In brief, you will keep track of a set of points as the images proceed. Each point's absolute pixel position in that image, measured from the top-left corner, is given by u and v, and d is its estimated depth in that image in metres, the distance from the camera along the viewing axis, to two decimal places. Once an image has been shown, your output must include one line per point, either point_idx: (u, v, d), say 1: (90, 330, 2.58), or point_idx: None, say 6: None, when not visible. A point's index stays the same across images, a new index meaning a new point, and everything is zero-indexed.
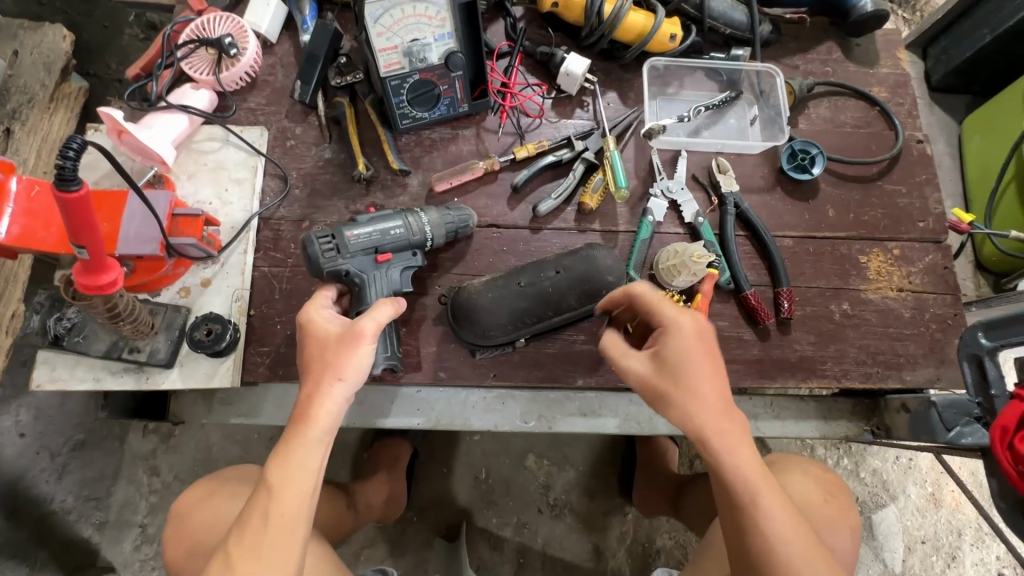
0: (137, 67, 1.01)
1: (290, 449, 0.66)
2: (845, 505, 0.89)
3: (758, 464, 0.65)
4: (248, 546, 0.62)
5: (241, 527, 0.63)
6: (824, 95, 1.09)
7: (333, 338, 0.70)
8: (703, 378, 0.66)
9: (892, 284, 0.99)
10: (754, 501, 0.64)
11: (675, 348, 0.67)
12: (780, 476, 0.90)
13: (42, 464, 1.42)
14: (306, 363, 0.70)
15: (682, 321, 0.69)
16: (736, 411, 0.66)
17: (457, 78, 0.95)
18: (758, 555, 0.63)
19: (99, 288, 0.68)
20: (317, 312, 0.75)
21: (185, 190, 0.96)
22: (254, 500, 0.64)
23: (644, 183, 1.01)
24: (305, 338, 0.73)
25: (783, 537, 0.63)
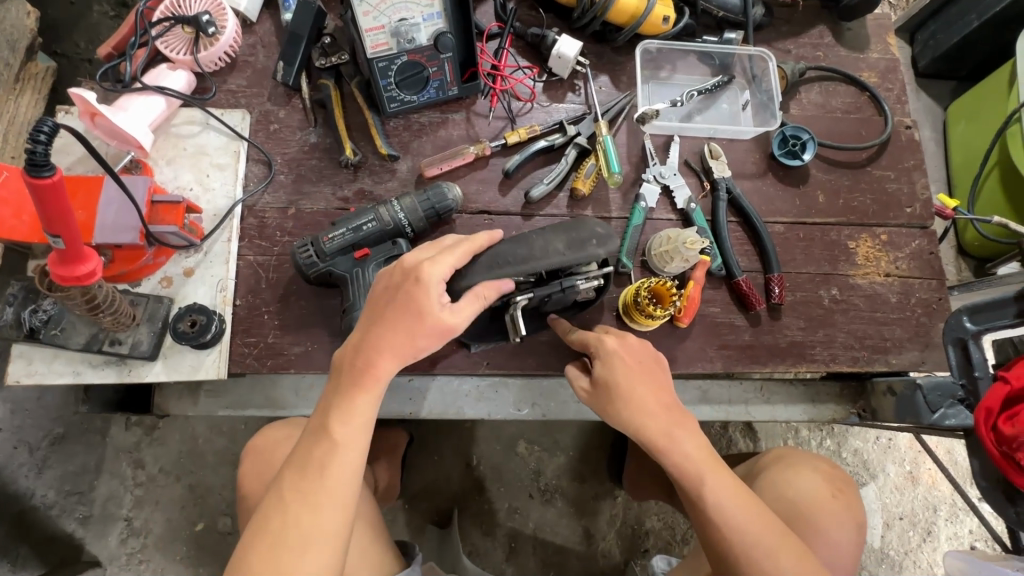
0: (109, 46, 0.96)
1: (351, 395, 0.69)
2: (854, 503, 0.90)
3: (705, 454, 0.73)
4: (304, 487, 0.66)
5: (299, 471, 0.67)
6: (816, 80, 1.09)
7: (428, 317, 0.69)
8: (635, 387, 0.74)
9: (879, 269, 1.00)
10: (704, 492, 0.71)
11: (607, 366, 0.76)
12: (789, 472, 0.92)
13: (21, 458, 1.38)
14: (388, 319, 0.70)
15: (607, 344, 0.78)
16: (675, 410, 0.75)
17: (446, 59, 0.92)
18: (721, 541, 0.70)
19: (77, 280, 0.65)
20: (436, 273, 0.70)
21: (164, 176, 0.92)
22: (315, 445, 0.68)
23: (637, 169, 1.01)
24: (404, 296, 0.70)
25: (739, 521, 0.69)
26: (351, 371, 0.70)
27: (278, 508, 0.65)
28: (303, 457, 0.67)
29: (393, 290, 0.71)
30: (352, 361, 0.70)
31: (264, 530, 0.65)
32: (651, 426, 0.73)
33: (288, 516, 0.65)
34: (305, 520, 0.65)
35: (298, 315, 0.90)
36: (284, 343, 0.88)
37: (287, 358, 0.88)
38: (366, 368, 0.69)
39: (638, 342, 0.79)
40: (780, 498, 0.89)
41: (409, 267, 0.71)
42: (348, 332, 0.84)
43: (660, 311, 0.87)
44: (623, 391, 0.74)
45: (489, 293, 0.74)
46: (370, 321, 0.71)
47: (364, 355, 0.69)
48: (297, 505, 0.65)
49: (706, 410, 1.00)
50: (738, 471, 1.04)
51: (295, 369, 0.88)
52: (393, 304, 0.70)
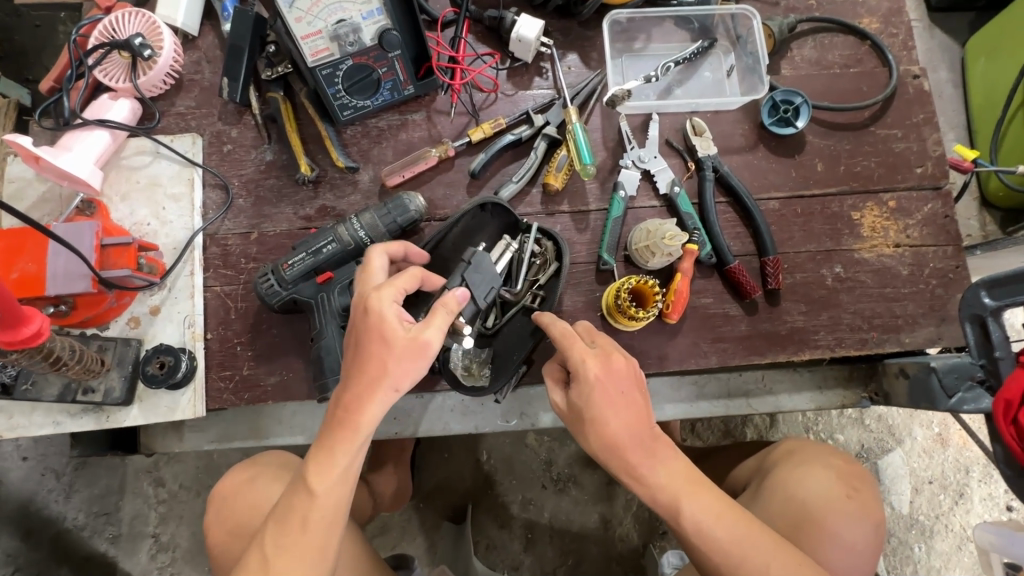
0: (49, 80, 0.92)
1: (332, 447, 0.63)
2: (871, 500, 0.85)
3: (679, 478, 0.69)
4: (287, 543, 0.62)
5: (282, 525, 0.63)
6: (809, 34, 0.98)
7: (392, 340, 0.63)
8: (614, 419, 0.68)
9: (888, 240, 0.92)
10: (682, 518, 0.68)
11: (584, 394, 0.69)
12: (800, 470, 0.87)
13: (49, 484, 1.43)
14: (358, 357, 0.63)
15: (588, 368, 0.69)
16: (647, 438, 0.69)
17: (395, 58, 0.86)
18: (707, 563, 0.67)
19: (24, 342, 0.64)
20: (384, 300, 0.64)
21: (120, 213, 0.89)
22: (296, 496, 0.63)
23: (614, 155, 0.93)
24: (363, 329, 0.64)
25: (724, 542, 0.66)
26: (335, 416, 0.64)
27: (259, 564, 0.62)
28: (285, 505, 0.64)
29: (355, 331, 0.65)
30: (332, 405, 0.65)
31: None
32: (626, 455, 0.69)
33: (274, 572, 0.61)
34: (291, 575, 0.62)
35: (270, 345, 0.87)
36: (259, 374, 0.86)
37: (262, 390, 0.86)
38: (344, 416, 0.63)
39: (623, 362, 0.70)
40: (789, 499, 0.85)
41: (359, 305, 0.66)
42: (317, 361, 0.80)
43: (643, 312, 0.81)
44: (592, 419, 0.69)
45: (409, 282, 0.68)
46: (347, 358, 0.65)
47: (346, 402, 0.63)
48: (282, 561, 0.62)
49: (706, 405, 0.95)
50: (748, 464, 0.99)
51: (273, 400, 0.86)
52: (358, 336, 0.64)
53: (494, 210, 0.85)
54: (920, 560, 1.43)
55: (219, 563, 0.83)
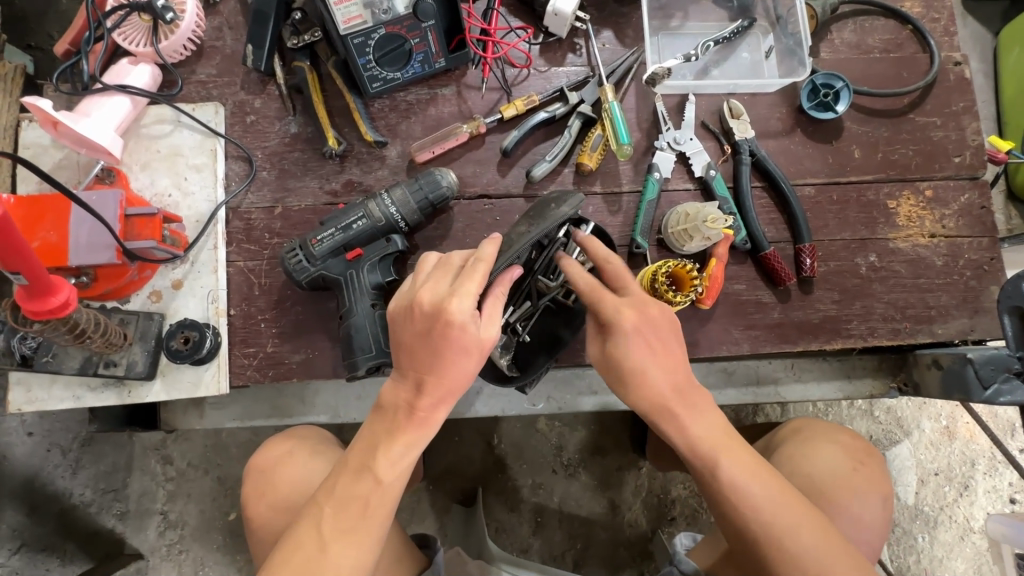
0: (65, 43, 0.88)
1: (402, 433, 0.64)
2: (878, 474, 0.85)
3: (717, 433, 0.68)
4: (347, 526, 0.61)
5: (341, 509, 0.62)
6: (849, 16, 0.95)
7: (472, 347, 0.64)
8: (652, 367, 0.69)
9: (923, 229, 0.90)
10: (717, 471, 0.66)
11: (619, 346, 0.70)
12: (806, 448, 0.87)
13: (55, 460, 1.41)
14: (436, 364, 0.64)
15: (626, 317, 0.69)
16: (688, 390, 0.69)
17: (429, 28, 0.83)
18: (739, 523, 0.65)
19: (52, 313, 0.61)
20: (465, 310, 0.63)
21: (140, 183, 0.86)
22: (357, 479, 0.63)
23: (648, 136, 0.91)
24: (444, 333, 0.63)
25: (756, 498, 0.65)
26: (405, 409, 0.65)
27: (314, 546, 0.60)
28: (344, 489, 0.63)
29: (426, 333, 0.64)
30: (401, 400, 0.65)
31: (298, 563, 0.60)
32: (667, 401, 0.69)
33: (328, 555, 0.60)
34: (346, 560, 0.61)
35: (294, 321, 0.85)
36: (283, 352, 0.85)
37: (287, 368, 0.84)
38: (416, 410, 0.64)
39: (664, 313, 0.71)
40: (796, 473, 0.84)
41: (432, 310, 0.64)
42: (346, 339, 0.78)
43: (679, 297, 0.79)
44: (630, 365, 0.69)
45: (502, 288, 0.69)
46: (419, 362, 0.64)
47: (418, 396, 0.64)
48: (339, 544, 0.61)
49: (732, 392, 0.95)
50: (755, 445, 0.99)
51: (298, 378, 0.85)
52: (436, 345, 0.63)
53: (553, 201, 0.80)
54: (924, 550, 1.44)
55: (254, 534, 0.84)
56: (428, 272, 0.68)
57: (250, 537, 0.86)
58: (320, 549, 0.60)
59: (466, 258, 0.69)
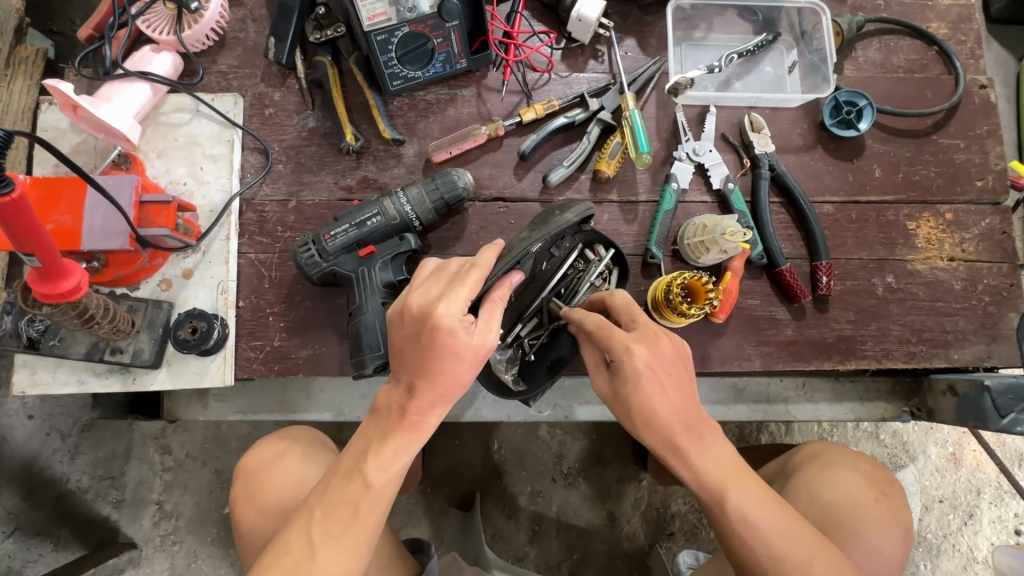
0: (89, 27, 0.88)
1: (395, 437, 0.62)
2: (899, 506, 0.83)
3: (729, 465, 0.65)
4: (336, 531, 0.60)
5: (331, 512, 0.60)
6: (875, 35, 0.95)
7: (464, 352, 0.61)
8: (664, 405, 0.64)
9: (942, 252, 0.89)
10: (728, 508, 0.64)
11: (630, 386, 0.65)
12: (825, 474, 0.85)
13: (53, 445, 1.41)
14: (428, 369, 0.61)
15: (635, 359, 0.65)
16: (700, 420, 0.66)
17: (453, 28, 0.82)
18: (748, 558, 0.63)
19: (62, 296, 0.61)
20: (454, 316, 0.60)
21: (156, 170, 0.86)
22: (348, 483, 0.61)
23: (667, 146, 0.90)
24: (432, 340, 0.60)
25: (768, 534, 0.63)
26: (399, 413, 0.63)
27: (302, 549, 0.59)
28: (335, 491, 0.61)
29: (414, 338, 0.62)
30: (394, 403, 0.63)
31: (286, 566, 0.58)
32: (680, 437, 0.65)
33: (316, 560, 0.59)
34: (335, 565, 0.59)
35: (303, 316, 0.84)
36: (291, 347, 0.84)
37: (293, 363, 0.84)
38: (413, 416, 0.62)
39: (674, 347, 0.67)
40: (814, 500, 0.83)
41: (420, 314, 0.61)
42: (355, 337, 0.78)
43: (694, 309, 0.78)
44: (642, 407, 0.65)
45: (504, 293, 0.66)
46: (409, 369, 0.62)
47: (414, 403, 0.62)
48: (327, 549, 0.59)
49: (742, 409, 0.94)
50: (767, 469, 0.96)
51: (304, 373, 0.84)
52: (425, 352, 0.61)
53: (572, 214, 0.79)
54: None
55: (242, 537, 0.82)
56: (424, 277, 0.66)
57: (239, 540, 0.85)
58: (307, 555, 0.59)
59: (463, 263, 0.67)
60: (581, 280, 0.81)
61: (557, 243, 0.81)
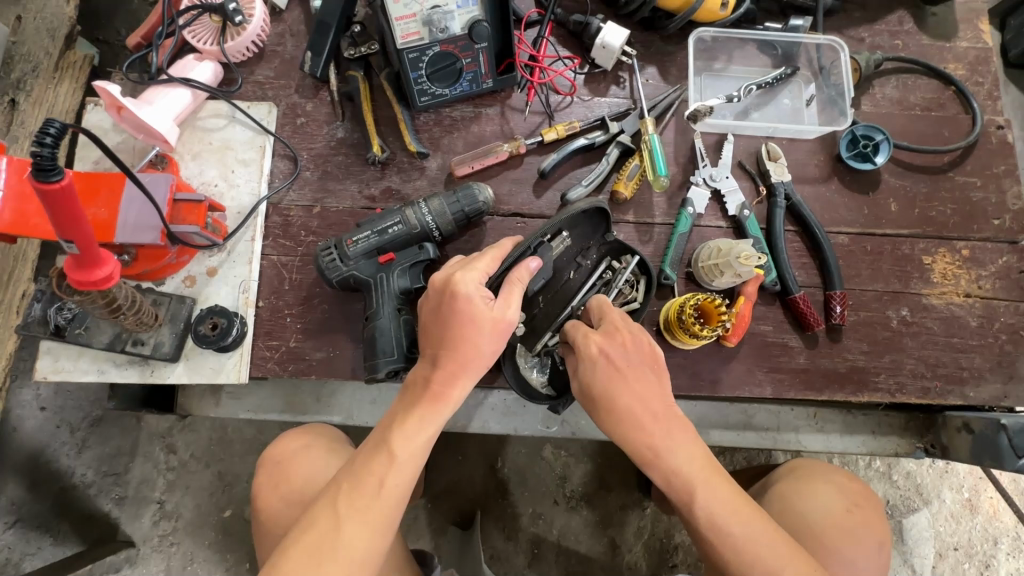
0: (138, 35, 0.93)
1: (422, 411, 0.66)
2: (874, 518, 0.80)
3: (698, 464, 0.65)
4: (359, 503, 0.62)
5: (357, 485, 0.63)
6: (892, 73, 0.97)
7: (482, 320, 0.67)
8: (620, 396, 0.67)
9: (958, 288, 0.89)
10: (695, 510, 0.64)
11: (587, 374, 0.69)
12: (802, 487, 0.83)
13: (63, 438, 1.42)
14: (449, 336, 0.67)
15: (590, 346, 0.70)
16: (664, 415, 0.67)
17: (481, 50, 0.85)
18: (720, 563, 0.63)
19: (94, 284, 0.63)
20: (469, 283, 0.68)
21: (189, 171, 0.90)
22: (376, 457, 0.64)
23: (685, 171, 0.92)
24: (451, 306, 0.67)
25: (738, 539, 0.62)
26: (425, 384, 0.67)
27: (329, 521, 0.61)
28: (361, 466, 0.64)
29: (437, 308, 0.69)
30: (421, 376, 0.68)
31: (311, 540, 0.60)
32: (642, 431, 0.66)
33: (341, 533, 0.60)
34: (358, 539, 0.60)
35: (320, 318, 0.86)
36: (306, 348, 0.85)
37: (308, 364, 0.85)
38: (439, 388, 0.67)
39: (634, 341, 0.70)
40: (787, 513, 0.81)
41: (442, 285, 0.69)
42: (370, 341, 0.79)
43: (706, 331, 0.79)
44: (602, 396, 0.68)
45: (523, 275, 0.70)
46: (431, 338, 0.68)
47: (438, 373, 0.67)
48: (351, 523, 0.61)
49: (750, 438, 0.92)
50: (753, 486, 0.95)
51: (317, 375, 0.85)
52: (445, 319, 0.68)
53: (592, 215, 0.79)
54: None
55: (262, 528, 0.82)
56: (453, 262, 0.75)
57: (256, 529, 0.84)
58: (333, 528, 0.60)
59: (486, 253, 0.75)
60: (609, 288, 0.82)
61: (584, 253, 0.83)
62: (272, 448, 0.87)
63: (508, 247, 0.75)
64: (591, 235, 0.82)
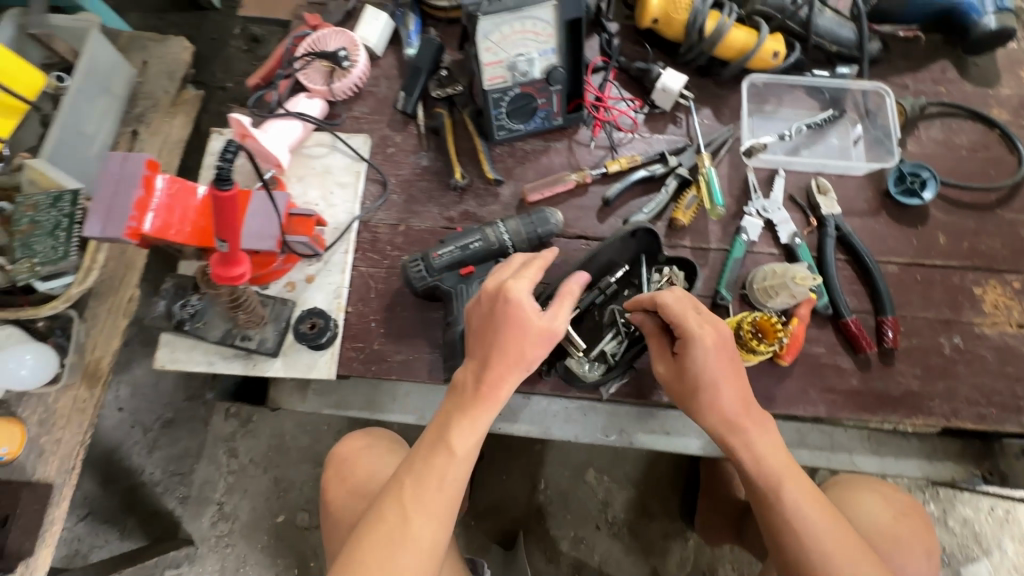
0: (258, 77, 1.08)
1: (474, 408, 0.72)
2: (921, 526, 0.83)
3: (780, 457, 0.74)
4: (423, 496, 0.70)
5: (418, 480, 0.70)
6: (936, 116, 1.03)
7: (530, 326, 0.72)
8: (721, 387, 0.74)
9: (1010, 319, 0.92)
10: (781, 497, 0.72)
11: (699, 360, 0.73)
12: (848, 498, 0.85)
13: (135, 438, 1.51)
14: (499, 340, 0.72)
15: (705, 333, 0.73)
16: (753, 408, 0.75)
17: (555, 92, 0.97)
18: (797, 550, 0.70)
19: (231, 279, 0.75)
20: (521, 288, 0.73)
21: (295, 191, 1.03)
22: (435, 454, 0.71)
23: (738, 202, 0.99)
24: (501, 311, 0.72)
25: (816, 529, 0.70)
26: (475, 386, 0.73)
27: (396, 515, 0.69)
28: (424, 462, 0.71)
29: (488, 312, 0.74)
30: (470, 377, 0.74)
31: (382, 531, 0.68)
32: (737, 422, 0.74)
33: (409, 525, 0.69)
34: (425, 528, 0.69)
35: (402, 324, 0.95)
36: (389, 350, 0.94)
37: (390, 365, 0.94)
38: (491, 387, 0.72)
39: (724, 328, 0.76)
40: None
41: (494, 292, 0.74)
42: (452, 343, 0.89)
43: (763, 347, 0.84)
44: (708, 383, 0.74)
45: (568, 292, 0.77)
46: (482, 341, 0.74)
47: (489, 374, 0.72)
48: (417, 515, 0.69)
49: (806, 455, 0.95)
50: None
51: (396, 375, 0.93)
52: (496, 321, 0.73)
53: (642, 237, 0.89)
54: None
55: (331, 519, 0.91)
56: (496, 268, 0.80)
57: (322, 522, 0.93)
58: (401, 520, 0.69)
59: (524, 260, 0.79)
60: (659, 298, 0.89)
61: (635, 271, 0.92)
62: (337, 447, 0.97)
63: (552, 261, 0.81)
64: (640, 253, 0.91)
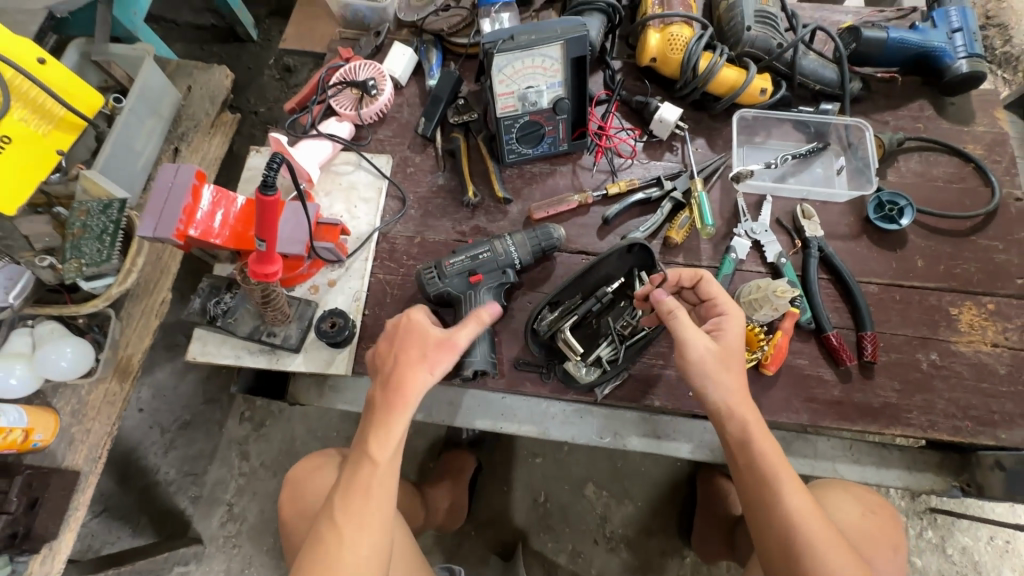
0: (294, 102, 1.20)
1: (386, 423, 0.78)
2: (889, 525, 0.88)
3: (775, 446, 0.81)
4: (352, 508, 0.75)
5: (347, 496, 0.76)
6: (915, 150, 1.12)
7: (429, 338, 0.82)
8: (736, 368, 0.83)
9: (985, 338, 0.98)
10: (779, 477, 0.78)
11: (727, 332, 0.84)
12: (821, 497, 0.90)
13: (153, 437, 1.58)
14: (400, 355, 0.81)
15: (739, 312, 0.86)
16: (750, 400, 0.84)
17: (561, 120, 1.06)
18: (789, 525, 0.75)
19: (265, 276, 0.83)
20: (421, 313, 0.85)
21: (322, 205, 1.13)
22: (359, 468, 0.78)
23: (729, 224, 1.07)
24: (403, 332, 0.83)
25: (806, 508, 0.76)
26: (384, 402, 0.79)
27: (332, 532, 0.75)
28: (350, 480, 0.77)
29: (392, 336, 0.84)
30: (378, 395, 0.80)
31: (320, 549, 0.74)
32: (744, 406, 0.81)
33: (344, 539, 0.74)
34: (358, 540, 0.74)
35: None
36: None
37: None
38: (396, 396, 0.78)
39: None
40: None
41: (398, 322, 0.86)
42: None
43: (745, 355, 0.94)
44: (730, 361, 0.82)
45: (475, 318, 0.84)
46: (388, 364, 0.82)
47: (394, 382, 0.79)
48: (350, 528, 0.75)
49: (793, 463, 0.99)
50: None
51: None
52: (399, 345, 0.82)
53: (639, 252, 0.96)
54: None
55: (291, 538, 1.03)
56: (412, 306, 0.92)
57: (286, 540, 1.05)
58: (337, 535, 0.74)
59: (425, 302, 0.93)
60: None
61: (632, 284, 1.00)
62: (296, 465, 1.08)
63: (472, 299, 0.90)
64: (636, 267, 0.99)
